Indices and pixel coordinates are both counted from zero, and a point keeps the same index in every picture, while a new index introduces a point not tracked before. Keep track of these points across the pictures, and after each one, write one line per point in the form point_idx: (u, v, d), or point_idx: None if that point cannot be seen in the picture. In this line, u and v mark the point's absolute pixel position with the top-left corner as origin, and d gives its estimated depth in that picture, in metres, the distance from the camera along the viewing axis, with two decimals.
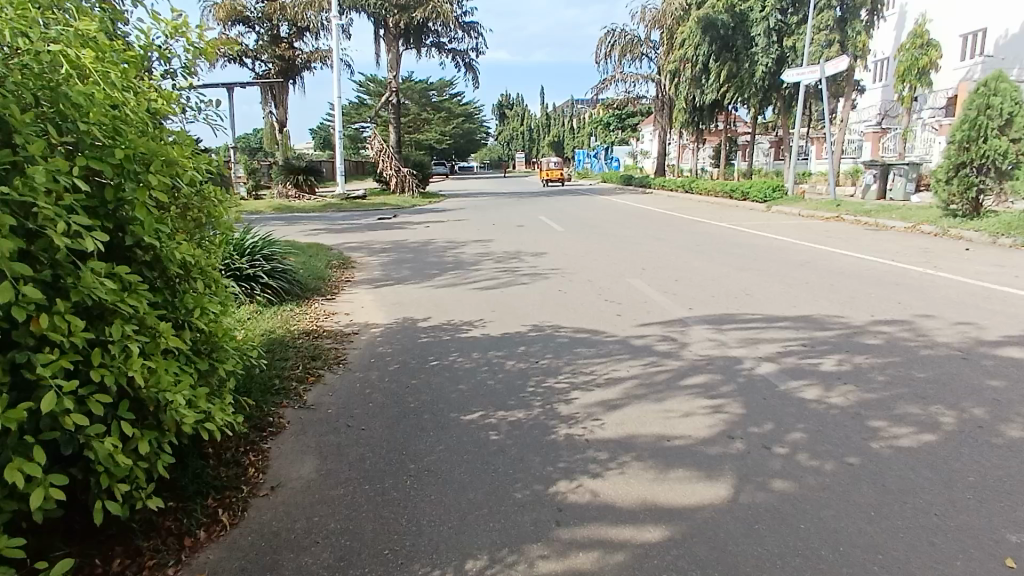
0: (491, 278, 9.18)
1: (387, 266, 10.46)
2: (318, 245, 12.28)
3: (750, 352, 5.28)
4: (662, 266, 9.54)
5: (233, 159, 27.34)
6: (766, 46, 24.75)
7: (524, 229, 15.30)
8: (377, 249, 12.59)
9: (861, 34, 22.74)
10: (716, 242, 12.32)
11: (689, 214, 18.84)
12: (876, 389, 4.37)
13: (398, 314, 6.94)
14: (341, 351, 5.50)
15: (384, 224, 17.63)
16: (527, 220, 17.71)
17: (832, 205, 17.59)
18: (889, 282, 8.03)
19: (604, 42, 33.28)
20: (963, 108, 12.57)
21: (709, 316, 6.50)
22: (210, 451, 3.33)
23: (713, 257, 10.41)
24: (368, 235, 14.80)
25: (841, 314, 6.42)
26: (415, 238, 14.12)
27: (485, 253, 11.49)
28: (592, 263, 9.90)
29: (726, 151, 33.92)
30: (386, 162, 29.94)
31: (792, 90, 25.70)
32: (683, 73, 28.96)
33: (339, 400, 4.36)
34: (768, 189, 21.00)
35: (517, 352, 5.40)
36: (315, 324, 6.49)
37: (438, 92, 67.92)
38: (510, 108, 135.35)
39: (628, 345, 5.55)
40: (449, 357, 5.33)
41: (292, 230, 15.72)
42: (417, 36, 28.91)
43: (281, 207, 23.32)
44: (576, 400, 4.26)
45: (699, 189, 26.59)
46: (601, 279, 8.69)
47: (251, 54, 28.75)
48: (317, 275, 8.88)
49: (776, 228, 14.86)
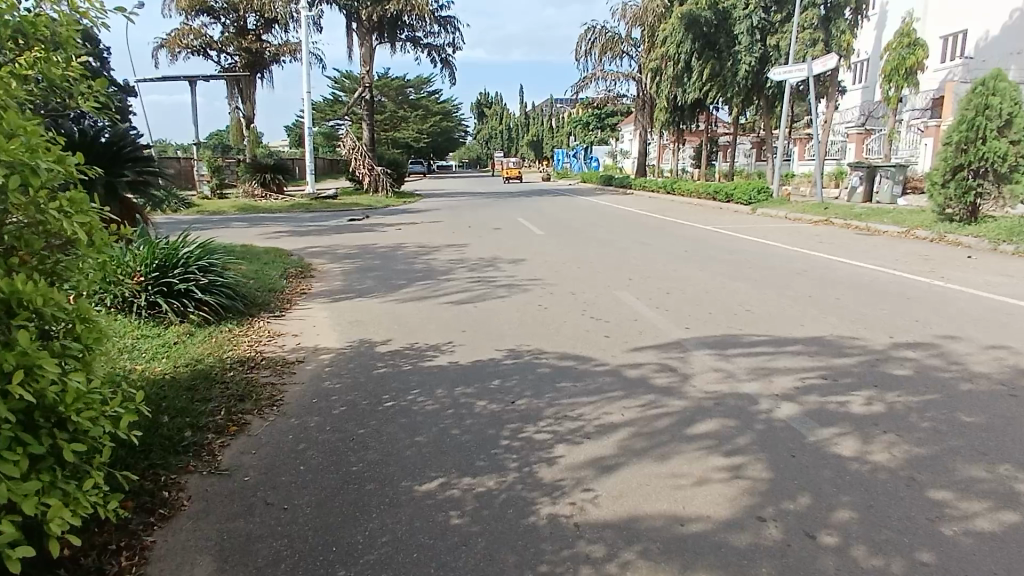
0: (464, 290, 8.29)
1: (350, 275, 9.53)
2: (276, 251, 11.33)
3: (764, 388, 4.47)
4: (651, 276, 8.77)
5: (197, 156, 26.09)
6: (749, 45, 24.21)
7: (501, 233, 14.44)
8: (341, 255, 11.63)
9: (846, 33, 22.29)
10: (705, 248, 11.60)
11: (673, 217, 18.14)
12: (923, 439, 3.60)
13: (354, 336, 6.04)
14: (278, 388, 4.58)
15: (353, 226, 16.63)
16: (503, 222, 16.82)
17: (819, 208, 17.01)
18: (898, 296, 7.32)
19: (584, 39, 32.54)
20: (960, 108, 12.03)
21: (709, 338, 5.70)
22: (62, 560, 2.44)
23: (703, 266, 9.67)
24: (334, 239, 13.81)
25: (857, 336, 5.66)
26: (384, 242, 13.17)
27: (459, 259, 10.61)
28: (574, 273, 9.08)
29: (707, 152, 33.43)
30: (359, 161, 28.88)
31: (775, 90, 25.19)
32: (665, 71, 28.33)
33: (262, 460, 3.47)
34: (752, 191, 20.42)
35: (489, 388, 4.54)
36: (253, 349, 5.56)
37: (415, 90, 66.69)
38: (489, 107, 134.15)
39: (621, 378, 4.72)
40: (408, 394, 4.46)
41: (253, 233, 14.66)
42: (391, 30, 27.88)
43: (247, 208, 22.17)
44: (560, 460, 3.41)
45: (680, 190, 26.02)
46: (584, 292, 7.88)
47: (216, 46, 27.52)
48: (266, 289, 7.93)
49: (765, 232, 14.21)
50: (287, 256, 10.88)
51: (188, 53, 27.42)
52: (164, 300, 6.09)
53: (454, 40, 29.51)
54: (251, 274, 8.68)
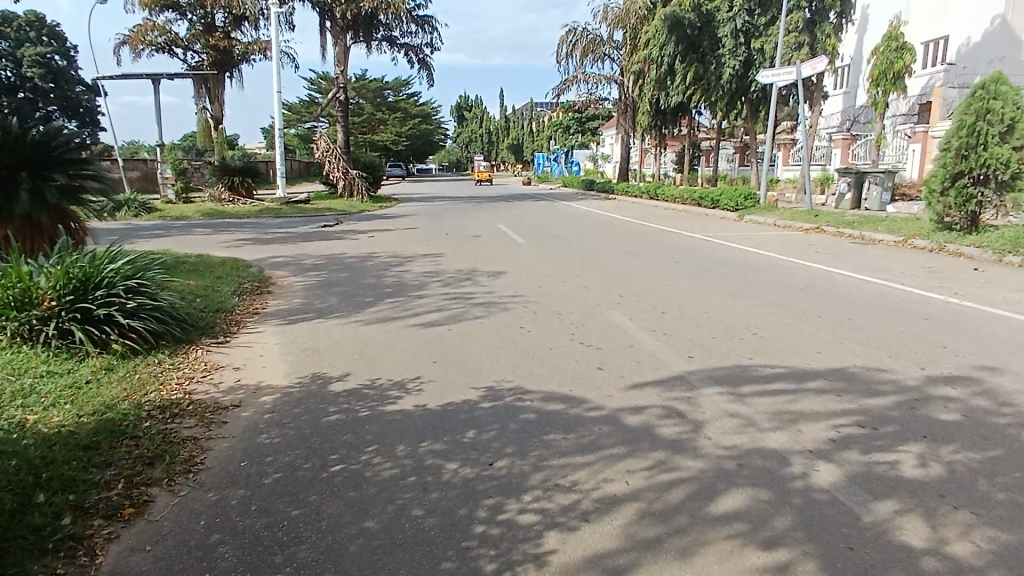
0: (437, 308, 7.46)
1: (311, 290, 8.65)
2: (235, 263, 10.40)
3: (792, 441, 3.72)
4: (643, 292, 8.04)
5: (161, 158, 24.91)
6: (733, 48, 23.81)
7: (480, 241, 13.64)
8: (305, 266, 10.72)
9: (831, 36, 21.80)
10: (697, 259, 10.91)
11: (659, 223, 17.51)
12: (1006, 520, 2.86)
13: (307, 369, 5.18)
14: (200, 447, 3.72)
15: (323, 233, 15.73)
16: (483, 229, 16.03)
17: (809, 215, 16.50)
18: (915, 316, 6.68)
19: (565, 41, 31.90)
20: (960, 113, 11.55)
21: (717, 372, 4.95)
22: None
23: (698, 279, 8.98)
24: (300, 248, 12.89)
25: (885, 370, 4.96)
26: (355, 251, 12.29)
27: (433, 272, 9.79)
28: (560, 288, 8.33)
29: (689, 156, 33.00)
30: (333, 164, 27.88)
31: (760, 95, 24.74)
32: (648, 73, 27.81)
33: (153, 566, 2.61)
34: (739, 198, 19.82)
35: (462, 444, 3.72)
36: (182, 388, 4.68)
37: (393, 93, 65.74)
38: (469, 111, 133.38)
39: (620, 428, 3.94)
40: (363, 452, 3.62)
41: (213, 242, 13.69)
42: (366, 29, 26.95)
43: (213, 213, 21.12)
44: (553, 560, 2.61)
45: (664, 195, 25.49)
46: (571, 311, 7.11)
47: (182, 43, 26.43)
48: (211, 310, 7.00)
49: (755, 241, 13.64)
50: (245, 269, 9.95)
51: (152, 51, 26.29)
52: (80, 328, 5.19)
53: (432, 40, 28.67)
54: (197, 292, 7.75)
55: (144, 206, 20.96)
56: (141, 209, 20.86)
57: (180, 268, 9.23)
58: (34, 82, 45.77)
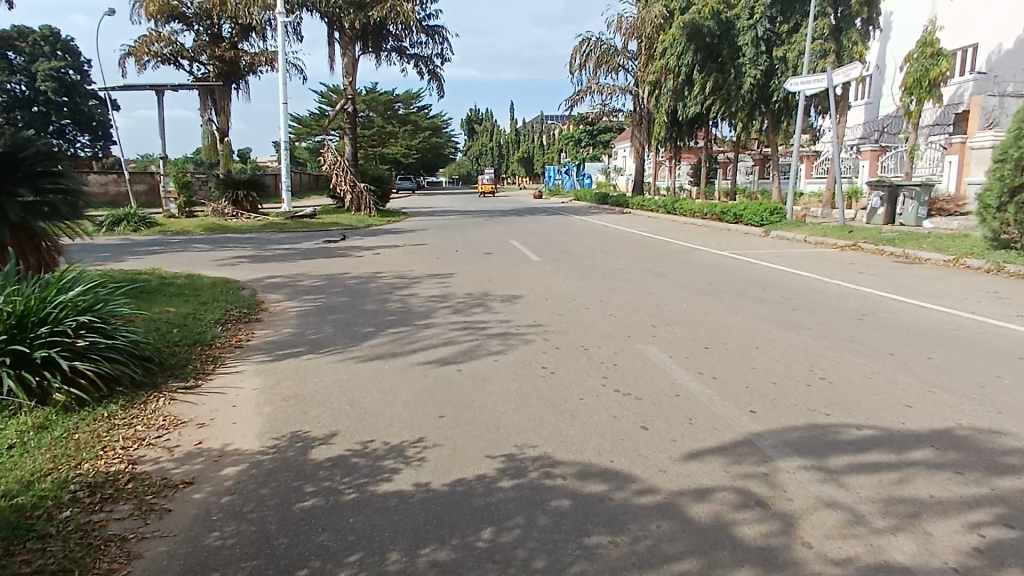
0: (445, 340, 6.56)
1: (305, 317, 7.78)
2: (226, 286, 9.57)
3: (924, 551, 2.75)
4: (679, 322, 7.09)
5: (164, 171, 24.31)
6: (754, 56, 22.97)
7: (493, 259, 12.77)
8: (303, 288, 9.86)
9: (858, 44, 20.84)
10: (730, 280, 9.97)
11: (682, 239, 16.58)
12: None
13: (286, 426, 4.26)
14: (127, 556, 2.78)
15: (326, 250, 14.91)
16: (495, 246, 15.17)
17: (842, 231, 15.50)
18: (1006, 354, 5.69)
19: (578, 52, 31.18)
20: (1017, 120, 10.57)
21: (792, 436, 3.98)
22: None
23: (737, 306, 8.03)
24: (300, 266, 12.06)
25: (1003, 434, 3.97)
26: (358, 270, 11.46)
27: (441, 296, 8.91)
28: (584, 317, 7.41)
29: (706, 169, 32.09)
30: (340, 177, 27.18)
31: (782, 105, 23.80)
32: (664, 84, 26.99)
33: None
34: (764, 212, 18.81)
35: (478, 551, 2.77)
36: (127, 456, 3.75)
37: (404, 105, 65.52)
38: (479, 123, 133.40)
39: (686, 525, 2.98)
40: (342, 565, 2.68)
41: (209, 260, 12.91)
42: (375, 39, 26.39)
43: (215, 228, 20.42)
44: None
45: (682, 210, 24.55)
46: (599, 346, 6.18)
47: (188, 54, 25.97)
48: (187, 343, 6.10)
49: (788, 259, 12.66)
50: (237, 293, 9.06)
51: (158, 62, 25.83)
52: (12, 377, 4.30)
53: (442, 51, 28.04)
54: (175, 322, 6.87)
55: (144, 220, 20.31)
56: (141, 223, 20.19)
57: (163, 294, 8.39)
58: (47, 95, 45.78)
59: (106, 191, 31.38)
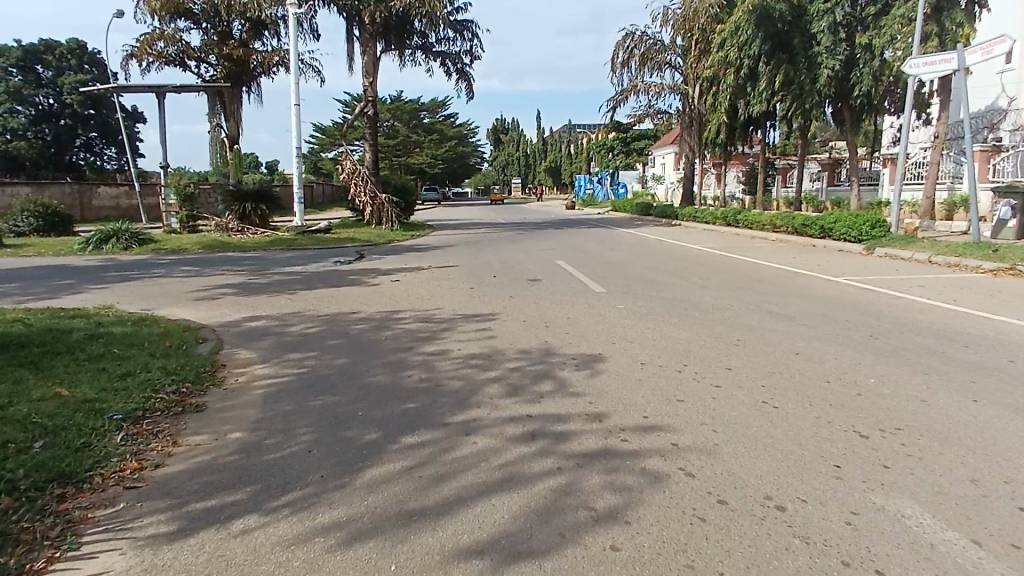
0: (504, 469, 3.62)
1: (273, 402, 4.94)
2: (181, 337, 6.87)
3: None
4: (911, 433, 4.04)
5: (165, 181, 21.89)
6: (832, 44, 19.88)
7: (544, 290, 9.89)
8: (289, 339, 7.08)
9: (965, 25, 17.45)
10: (902, 330, 6.88)
11: (772, 261, 13.47)
12: None
13: None
14: None
15: (334, 275, 12.20)
16: (541, 269, 12.32)
17: (982, 249, 12.25)
18: None
19: (621, 47, 28.35)
20: None
21: None
22: None
23: (969, 388, 4.91)
24: (294, 301, 9.34)
25: None
26: (368, 308, 8.70)
27: (485, 358, 6.05)
28: (732, 415, 4.43)
29: (763, 176, 28.85)
30: (359, 188, 24.63)
31: (865, 101, 20.60)
32: (723, 79, 24.08)
33: None
34: (863, 224, 15.50)
35: None
36: None
37: (430, 114, 63.58)
38: (506, 133, 131.37)
39: None
40: None
41: (184, 291, 10.25)
42: (398, 35, 23.98)
43: (215, 245, 18.00)
44: None
45: (746, 221, 21.47)
46: (812, 502, 3.18)
47: (195, 54, 23.76)
48: (32, 489, 3.32)
49: (934, 289, 9.52)
50: (188, 351, 6.27)
51: (162, 63, 23.72)
52: None
53: (471, 48, 25.46)
54: (46, 425, 4.11)
55: (136, 236, 18.02)
56: (133, 239, 17.95)
57: (72, 360, 5.62)
58: (73, 108, 44.58)
59: (117, 204, 29.37)
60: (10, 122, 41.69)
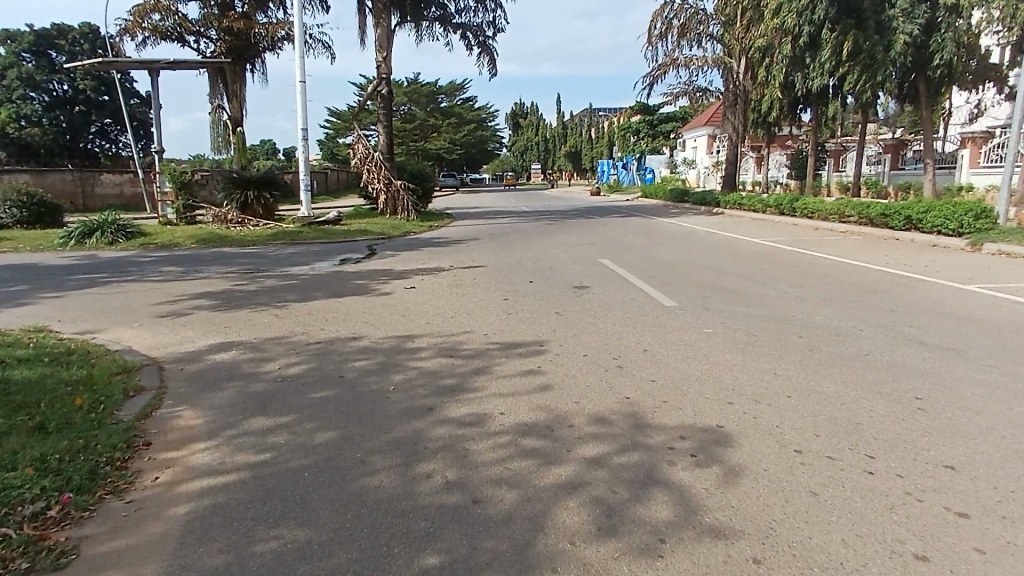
0: None
1: (194, 545, 2.85)
2: (103, 387, 4.80)
3: None
4: None
5: (158, 168, 19.95)
6: (910, 7, 17.25)
7: (599, 304, 7.71)
8: (259, 387, 5.01)
9: None
10: None
11: (866, 260, 11.11)
12: None
13: None
14: None
15: (337, 279, 10.10)
16: (587, 273, 10.10)
17: None
18: None
19: (659, 18, 25.80)
20: None
21: None
22: None
23: None
24: (280, 320, 7.25)
25: None
26: (374, 333, 6.58)
27: (544, 437, 3.89)
28: None
29: (815, 158, 26.28)
30: (372, 173, 22.50)
31: (944, 72, 17.93)
32: (778, 49, 21.48)
33: None
34: (964, 214, 13.04)
35: None
36: None
37: (447, 98, 61.39)
38: (525, 117, 128.19)
39: None
40: None
41: (150, 304, 8.22)
42: (414, 5, 21.72)
43: (211, 239, 16.06)
44: None
45: (805, 209, 19.05)
46: None
47: (193, 28, 21.72)
48: None
49: None
50: (101, 418, 4.20)
51: (157, 39, 21.74)
52: None
53: (494, 19, 23.12)
54: None
55: (123, 229, 16.14)
56: (120, 233, 16.07)
57: None
58: (87, 94, 43.00)
59: (120, 192, 27.62)
60: (23, 109, 40.21)
